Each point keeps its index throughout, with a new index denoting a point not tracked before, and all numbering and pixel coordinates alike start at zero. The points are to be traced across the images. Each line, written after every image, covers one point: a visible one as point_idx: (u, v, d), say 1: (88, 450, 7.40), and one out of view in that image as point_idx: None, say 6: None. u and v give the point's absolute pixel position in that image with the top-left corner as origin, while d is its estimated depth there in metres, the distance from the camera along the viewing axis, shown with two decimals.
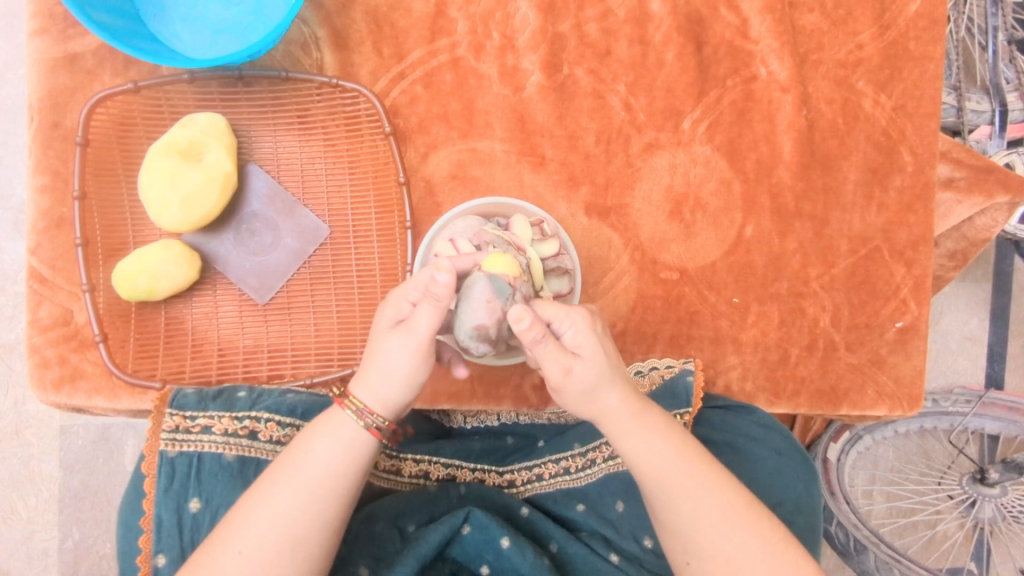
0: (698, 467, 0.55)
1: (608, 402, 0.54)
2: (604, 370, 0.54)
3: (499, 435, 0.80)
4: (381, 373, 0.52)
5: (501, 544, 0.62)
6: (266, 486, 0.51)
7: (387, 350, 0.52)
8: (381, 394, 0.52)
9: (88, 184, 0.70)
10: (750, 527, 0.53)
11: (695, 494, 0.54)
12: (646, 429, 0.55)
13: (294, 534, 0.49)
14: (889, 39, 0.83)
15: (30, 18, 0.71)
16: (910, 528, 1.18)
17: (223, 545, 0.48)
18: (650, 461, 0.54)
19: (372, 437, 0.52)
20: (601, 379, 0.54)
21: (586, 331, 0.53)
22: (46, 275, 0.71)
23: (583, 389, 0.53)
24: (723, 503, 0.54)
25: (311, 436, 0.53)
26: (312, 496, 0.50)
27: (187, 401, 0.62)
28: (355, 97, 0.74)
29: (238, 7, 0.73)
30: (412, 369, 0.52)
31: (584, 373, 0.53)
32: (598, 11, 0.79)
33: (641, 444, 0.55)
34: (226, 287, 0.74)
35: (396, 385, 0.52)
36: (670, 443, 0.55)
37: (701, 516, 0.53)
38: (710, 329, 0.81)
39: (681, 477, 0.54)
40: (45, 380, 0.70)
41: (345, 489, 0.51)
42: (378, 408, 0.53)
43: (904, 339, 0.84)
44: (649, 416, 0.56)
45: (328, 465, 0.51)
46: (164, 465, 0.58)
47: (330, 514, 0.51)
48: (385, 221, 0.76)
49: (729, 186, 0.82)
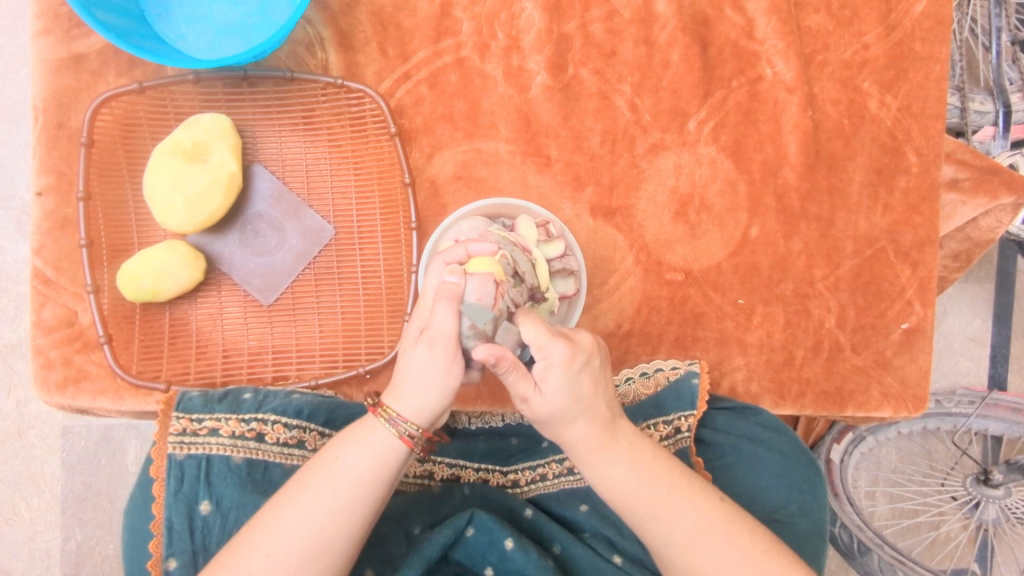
0: (670, 489, 0.54)
1: (575, 432, 0.53)
2: (570, 403, 0.52)
3: (504, 436, 0.79)
4: (413, 383, 0.51)
5: (505, 546, 0.62)
6: (298, 490, 0.50)
7: (415, 360, 0.51)
8: (418, 405, 0.51)
9: (93, 186, 0.70)
10: (727, 545, 0.53)
11: (665, 518, 0.53)
12: (613, 457, 0.54)
13: (321, 542, 0.49)
14: (894, 39, 0.83)
15: (34, 18, 0.71)
16: (912, 530, 1.18)
17: (252, 546, 0.48)
18: (617, 488, 0.54)
19: (407, 449, 0.52)
20: (566, 411, 0.52)
21: (555, 369, 0.51)
22: (50, 276, 0.70)
23: (550, 417, 0.52)
24: (700, 522, 0.53)
25: (346, 442, 0.52)
26: (342, 505, 0.50)
27: (193, 404, 0.62)
28: (360, 98, 0.74)
29: (242, 7, 0.73)
30: (445, 375, 0.51)
31: (547, 406, 0.52)
32: (604, 12, 0.79)
33: (609, 472, 0.54)
34: (230, 288, 0.73)
35: (432, 394, 0.51)
36: (639, 469, 0.54)
37: (675, 538, 0.53)
38: (715, 330, 0.81)
39: (649, 503, 0.53)
40: (49, 381, 0.70)
41: (374, 499, 0.51)
42: (418, 421, 0.51)
43: (909, 340, 0.84)
44: (619, 443, 0.55)
45: (362, 474, 0.51)
46: (172, 467, 0.58)
47: (358, 524, 0.50)
48: (390, 222, 0.76)
49: (734, 187, 0.82)
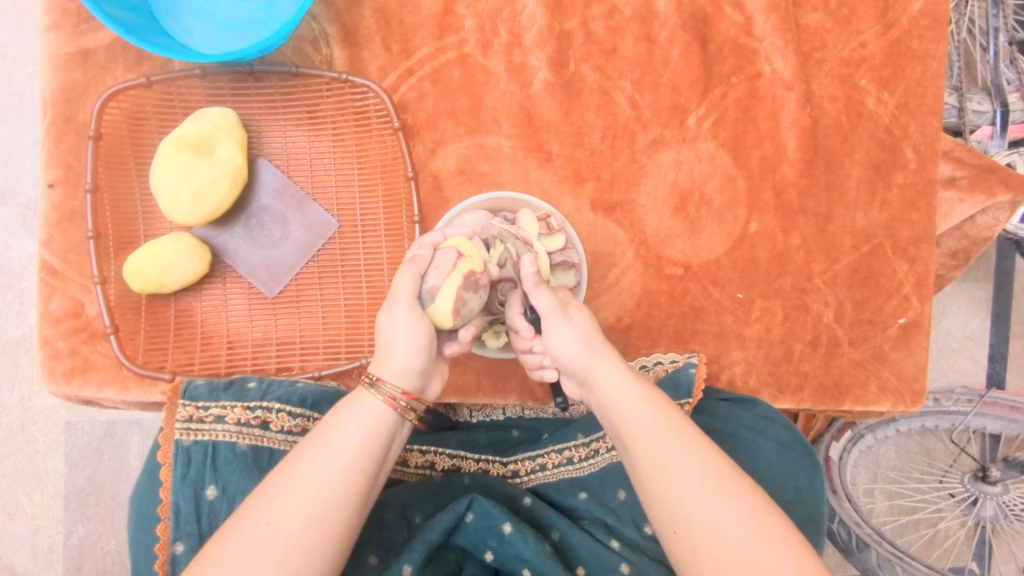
0: (683, 435, 0.53)
1: (601, 372, 0.58)
2: (594, 344, 0.59)
3: (505, 428, 0.80)
4: (389, 350, 0.55)
5: (504, 531, 0.63)
6: (296, 460, 0.50)
7: (388, 325, 0.56)
8: (400, 369, 0.55)
9: (100, 178, 0.71)
10: (733, 494, 0.50)
11: (678, 458, 0.52)
12: (636, 394, 0.56)
13: (321, 508, 0.48)
14: (892, 37, 0.84)
15: (43, 13, 0.72)
16: (912, 527, 1.19)
17: (252, 516, 0.47)
18: (637, 424, 0.54)
19: (392, 410, 0.53)
20: (591, 352, 0.59)
21: (554, 315, 0.59)
22: (57, 268, 0.71)
23: (568, 364, 0.60)
24: (716, 472, 0.51)
25: (340, 413, 0.53)
26: (340, 470, 0.49)
27: (199, 392, 0.62)
28: (364, 92, 0.75)
29: (249, 4, 0.74)
30: (418, 337, 0.55)
31: (566, 342, 0.59)
32: (605, 9, 0.80)
33: (634, 418, 0.55)
34: (235, 280, 0.74)
35: (411, 356, 0.55)
36: (657, 412, 0.55)
37: (688, 481, 0.51)
38: (714, 324, 0.82)
39: (667, 446, 0.52)
40: (56, 371, 0.71)
41: (372, 466, 0.51)
42: (403, 386, 0.55)
43: (907, 335, 0.85)
44: (644, 386, 0.57)
45: (359, 439, 0.51)
46: (180, 454, 0.59)
47: (357, 489, 0.50)
48: (393, 216, 0.77)
49: (733, 183, 0.83)
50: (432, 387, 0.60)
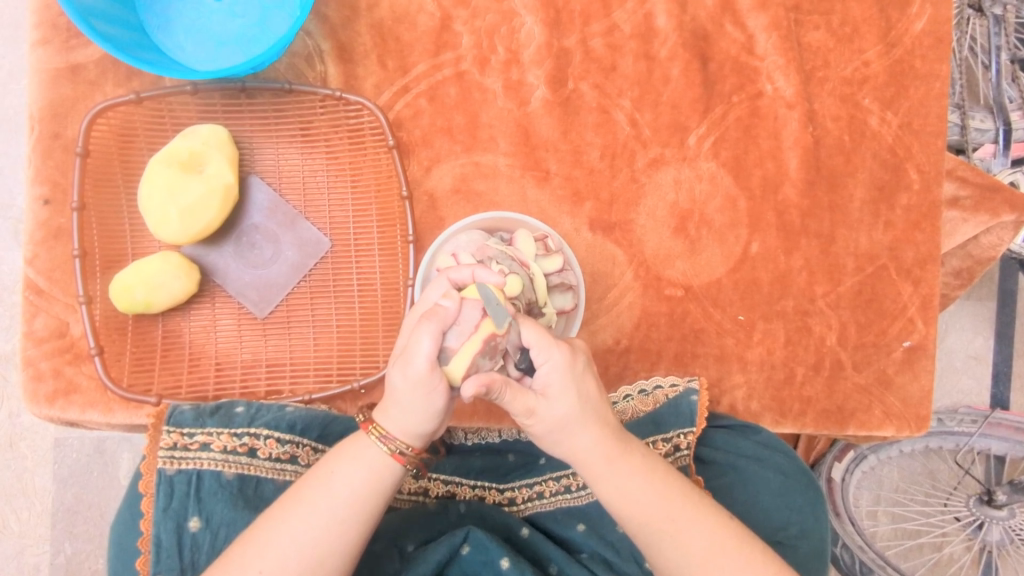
0: (681, 504, 0.53)
1: (582, 442, 0.52)
2: (577, 409, 0.51)
3: (501, 453, 0.77)
4: (400, 409, 0.50)
5: (501, 565, 0.61)
6: (292, 504, 0.49)
7: (401, 382, 0.49)
8: (411, 429, 0.50)
9: (87, 196, 0.69)
10: (735, 560, 0.52)
11: (682, 536, 0.52)
12: (622, 469, 0.53)
13: (316, 560, 0.48)
14: (895, 56, 0.83)
15: (33, 28, 0.70)
16: (916, 551, 1.16)
17: (245, 562, 0.47)
18: (631, 502, 0.53)
19: (400, 468, 0.51)
20: (572, 420, 0.51)
21: (558, 370, 0.51)
22: (43, 287, 0.70)
23: (557, 424, 0.52)
24: (715, 542, 0.52)
25: (341, 458, 0.51)
26: (337, 521, 0.49)
27: (184, 418, 0.60)
28: (359, 110, 0.74)
29: (242, 19, 0.72)
30: (434, 401, 0.49)
31: (551, 416, 0.51)
32: (604, 26, 0.79)
33: (624, 486, 0.53)
34: (225, 300, 0.73)
35: (426, 418, 0.50)
36: (652, 482, 0.53)
37: (692, 557, 0.52)
38: (715, 346, 0.80)
39: (665, 520, 0.52)
40: (39, 393, 0.69)
41: (369, 516, 0.50)
42: (413, 443, 0.51)
43: (911, 358, 0.83)
44: (629, 455, 0.54)
45: (358, 489, 0.50)
46: (163, 483, 0.57)
47: (353, 541, 0.49)
48: (387, 235, 0.75)
49: (734, 203, 0.81)
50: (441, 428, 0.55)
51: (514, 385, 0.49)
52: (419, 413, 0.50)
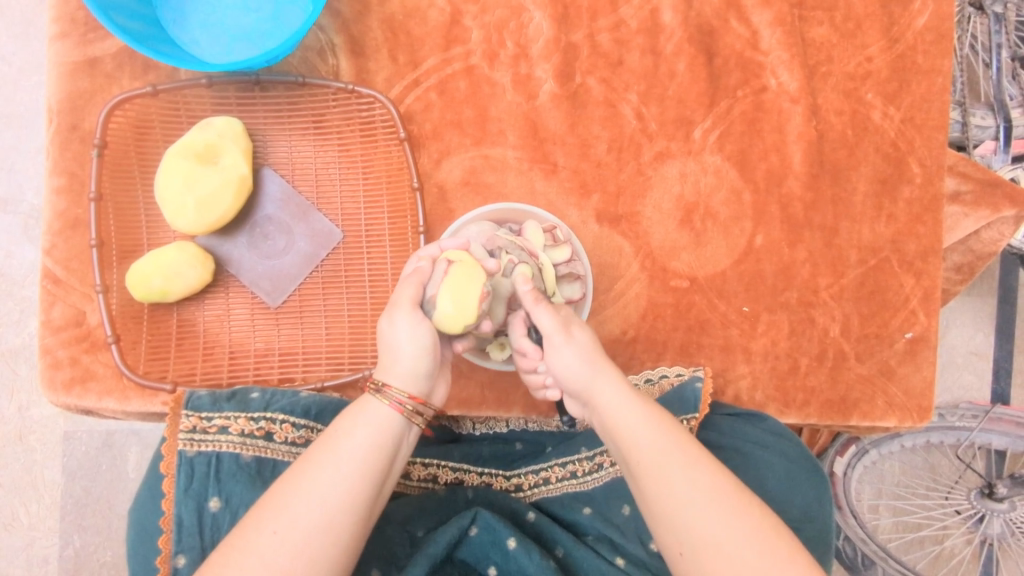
0: (690, 451, 0.53)
1: (606, 391, 0.56)
2: (595, 358, 0.57)
3: (509, 441, 0.80)
4: (393, 355, 0.55)
5: (508, 545, 0.62)
6: (301, 468, 0.49)
7: (389, 329, 0.56)
8: (405, 373, 0.54)
9: (105, 187, 0.71)
10: (736, 514, 0.49)
11: (688, 473, 0.51)
12: (641, 414, 0.55)
13: (329, 516, 0.47)
14: (897, 52, 0.84)
15: (52, 22, 0.72)
16: (917, 544, 1.18)
17: (258, 525, 0.47)
18: (645, 445, 0.53)
19: (400, 415, 0.53)
20: (593, 367, 0.57)
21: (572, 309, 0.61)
22: (60, 276, 0.71)
23: (582, 362, 0.57)
24: (719, 486, 0.51)
25: (344, 424, 0.52)
26: (346, 478, 0.49)
27: (202, 402, 0.62)
28: (371, 103, 0.75)
29: (256, 14, 0.74)
30: (419, 338, 0.55)
31: (578, 345, 0.58)
32: (610, 22, 0.80)
33: (637, 427, 0.54)
34: (238, 290, 0.74)
35: (418, 357, 0.55)
36: (664, 430, 0.54)
37: (695, 493, 0.50)
38: (720, 337, 0.81)
39: (672, 456, 0.52)
40: (56, 381, 0.70)
41: (378, 475, 0.50)
42: (410, 390, 0.54)
43: (914, 350, 0.84)
44: (648, 405, 0.56)
45: (365, 448, 0.50)
46: (183, 464, 0.58)
47: (363, 499, 0.49)
48: (398, 226, 0.77)
49: (739, 196, 0.82)
50: (438, 391, 0.58)
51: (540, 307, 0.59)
52: (410, 356, 0.54)
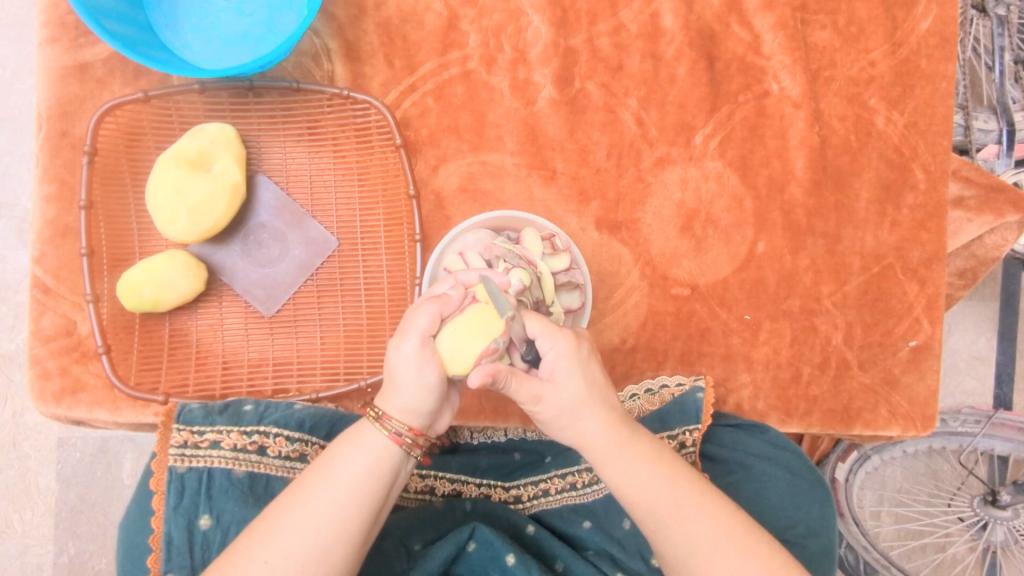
0: (692, 495, 0.53)
1: (590, 427, 0.53)
2: (584, 392, 0.52)
3: (506, 451, 0.78)
4: (396, 385, 0.51)
5: (507, 561, 0.61)
6: (296, 494, 0.49)
7: (396, 358, 0.51)
8: (406, 405, 0.50)
9: (95, 194, 0.69)
10: (745, 560, 0.51)
11: (688, 521, 0.52)
12: (631, 455, 0.53)
13: (321, 548, 0.47)
14: (901, 56, 0.83)
15: (42, 27, 0.70)
16: (920, 552, 1.16)
17: (250, 553, 0.46)
18: (636, 490, 0.53)
19: (397, 447, 0.50)
20: (579, 405, 0.52)
21: (564, 359, 0.52)
22: (50, 285, 0.70)
23: (565, 412, 0.52)
24: (721, 529, 0.52)
25: (343, 446, 0.51)
26: (341, 507, 0.48)
27: (195, 415, 0.60)
28: (366, 109, 0.74)
29: (250, 18, 0.72)
30: (427, 375, 0.50)
31: (561, 399, 0.52)
32: (610, 26, 0.79)
33: (631, 472, 0.53)
34: (232, 299, 0.73)
35: (423, 394, 0.50)
36: (658, 472, 0.53)
37: (696, 544, 0.51)
38: (721, 346, 0.80)
39: (671, 505, 0.52)
40: (46, 392, 0.69)
41: (374, 502, 0.49)
42: (411, 422, 0.51)
43: (917, 358, 0.83)
44: (638, 442, 0.54)
45: (361, 476, 0.49)
46: (174, 481, 0.57)
47: (357, 529, 0.48)
48: (394, 234, 0.75)
49: (740, 202, 0.81)
50: (442, 421, 0.54)
51: (519, 373, 0.50)
52: (414, 394, 0.50)
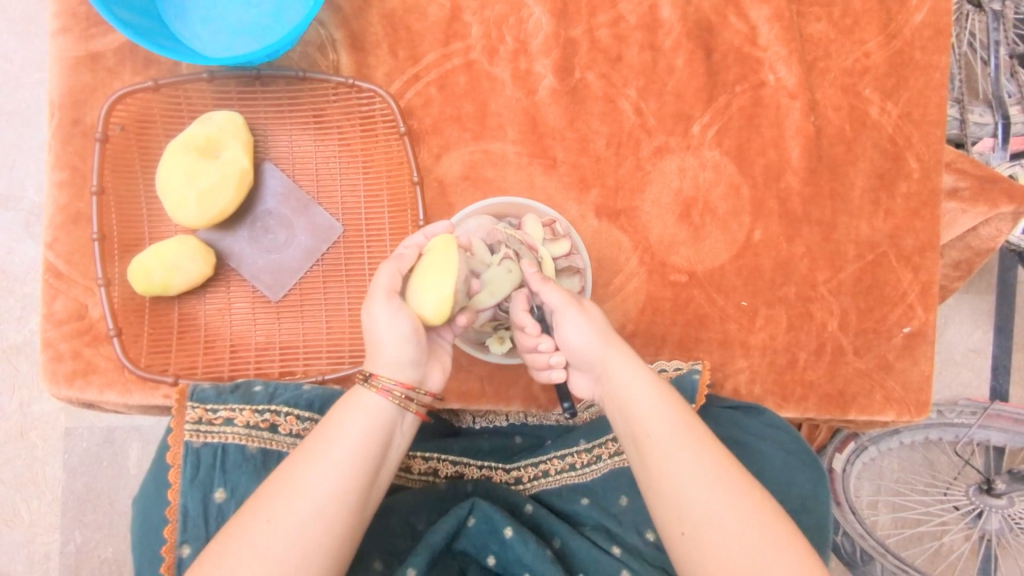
0: (691, 438, 0.53)
1: (619, 378, 0.57)
2: (609, 349, 0.59)
3: (508, 436, 0.80)
4: (377, 343, 0.55)
5: (505, 535, 0.63)
6: (295, 459, 0.50)
7: (371, 320, 0.56)
8: (389, 359, 0.54)
9: (107, 181, 0.71)
10: (746, 494, 0.50)
11: (686, 458, 0.51)
12: (643, 401, 0.55)
13: (323, 504, 0.48)
14: (895, 48, 0.85)
15: (54, 17, 0.72)
16: (915, 540, 1.18)
17: (252, 514, 0.47)
18: (643, 430, 0.54)
19: (388, 402, 0.53)
20: (605, 353, 0.58)
21: (587, 315, 0.60)
22: (62, 270, 0.71)
23: (599, 371, 0.59)
24: (718, 468, 0.51)
25: (337, 413, 0.53)
26: (341, 465, 0.49)
27: (207, 394, 0.62)
28: (371, 97, 0.75)
29: (257, 9, 0.74)
30: (400, 328, 0.54)
31: (595, 358, 0.59)
32: (610, 17, 0.81)
33: (641, 414, 0.55)
34: (239, 284, 0.74)
35: (402, 346, 0.54)
36: (668, 411, 0.55)
37: (693, 479, 0.50)
38: (718, 331, 0.82)
39: (671, 441, 0.52)
40: (58, 373, 0.71)
41: (370, 463, 0.51)
42: (398, 376, 0.54)
43: (911, 345, 0.84)
44: (652, 388, 0.56)
45: (359, 436, 0.51)
46: (188, 455, 0.58)
47: (355, 489, 0.49)
48: (398, 221, 0.77)
49: (737, 191, 0.83)
50: (433, 376, 0.58)
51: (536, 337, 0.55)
52: (395, 347, 0.54)
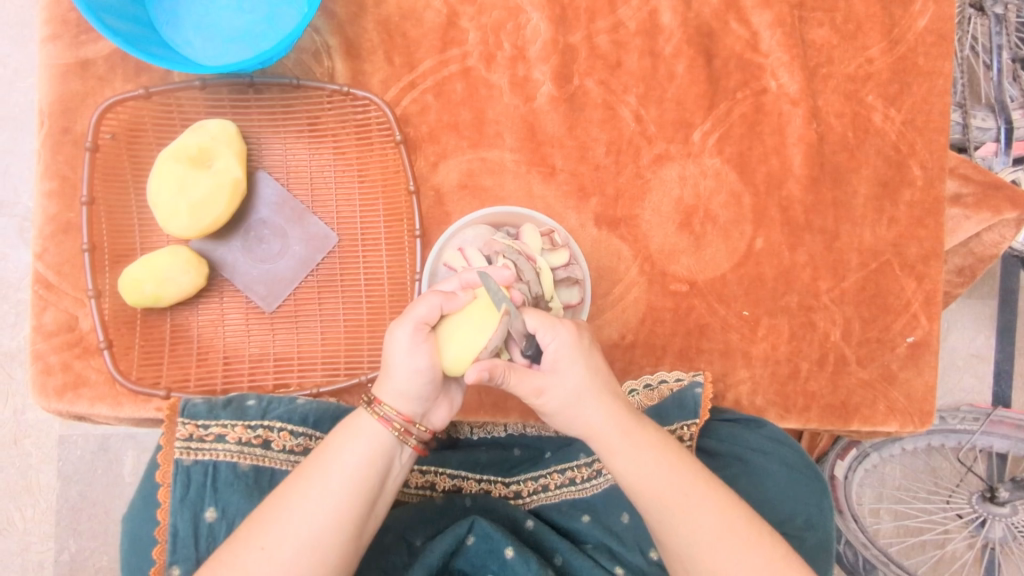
0: (694, 487, 0.53)
1: (591, 415, 0.54)
2: (586, 381, 0.54)
3: (506, 447, 0.78)
4: (391, 370, 0.52)
5: (506, 555, 0.61)
6: (293, 483, 0.49)
7: (392, 344, 0.52)
8: (397, 390, 0.52)
9: (97, 190, 0.70)
10: (754, 546, 0.51)
11: (691, 511, 0.52)
12: (636, 446, 0.54)
13: (317, 532, 0.47)
14: (898, 53, 0.84)
15: (43, 24, 0.71)
16: (919, 548, 1.17)
17: (247, 539, 0.47)
18: (641, 478, 0.53)
19: (388, 431, 0.51)
20: (581, 393, 0.54)
21: (565, 346, 0.54)
22: (52, 281, 0.70)
23: (567, 400, 0.54)
24: (723, 519, 0.52)
25: (339, 439, 0.52)
26: (338, 493, 0.49)
27: (198, 410, 0.60)
28: (366, 105, 0.74)
29: (250, 16, 0.73)
30: (418, 362, 0.51)
31: (563, 388, 0.53)
32: (609, 23, 0.79)
33: (638, 460, 0.53)
34: (233, 294, 0.73)
35: (414, 381, 0.52)
36: (663, 460, 0.54)
37: (699, 533, 0.51)
38: (720, 342, 0.81)
39: (675, 494, 0.52)
40: (48, 387, 0.69)
41: (369, 491, 0.50)
42: (402, 408, 0.52)
43: (915, 354, 0.83)
44: (641, 431, 0.55)
45: (358, 462, 0.50)
46: (179, 474, 0.57)
47: (352, 517, 0.49)
48: (394, 230, 0.76)
49: (739, 199, 0.82)
50: (438, 414, 0.56)
51: (518, 368, 0.53)
52: (409, 382, 0.52)
